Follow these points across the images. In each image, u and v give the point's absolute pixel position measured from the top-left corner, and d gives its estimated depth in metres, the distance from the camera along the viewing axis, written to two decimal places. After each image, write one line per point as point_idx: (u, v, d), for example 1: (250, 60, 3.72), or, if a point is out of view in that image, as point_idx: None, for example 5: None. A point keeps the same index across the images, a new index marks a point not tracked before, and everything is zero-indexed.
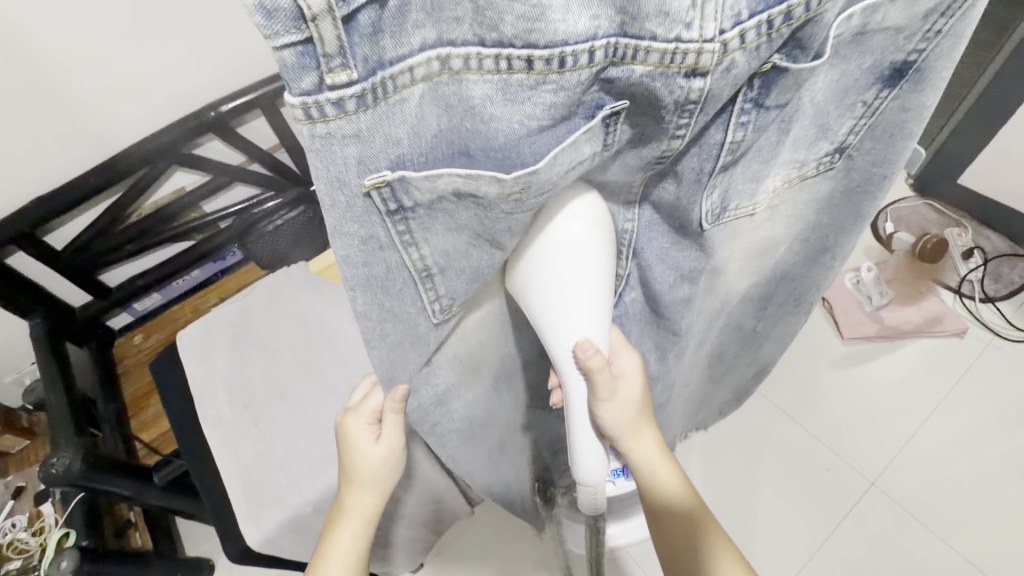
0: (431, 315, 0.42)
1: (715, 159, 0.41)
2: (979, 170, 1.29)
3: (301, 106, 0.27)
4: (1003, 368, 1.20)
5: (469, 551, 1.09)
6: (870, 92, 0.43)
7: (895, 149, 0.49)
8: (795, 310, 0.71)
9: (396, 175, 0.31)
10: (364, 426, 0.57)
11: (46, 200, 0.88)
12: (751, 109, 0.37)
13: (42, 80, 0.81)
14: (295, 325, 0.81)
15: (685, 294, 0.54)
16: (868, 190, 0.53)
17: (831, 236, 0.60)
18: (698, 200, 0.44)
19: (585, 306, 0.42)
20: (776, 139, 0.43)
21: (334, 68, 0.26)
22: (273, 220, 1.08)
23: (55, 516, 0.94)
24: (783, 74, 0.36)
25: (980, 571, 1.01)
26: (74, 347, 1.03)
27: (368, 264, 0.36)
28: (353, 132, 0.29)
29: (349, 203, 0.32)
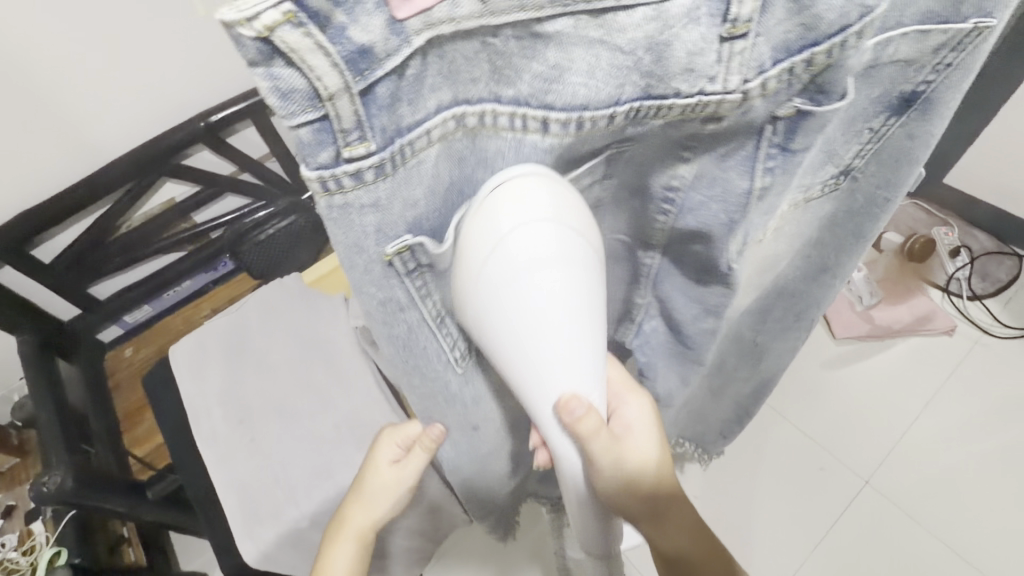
0: (452, 365, 0.45)
1: (744, 206, 0.39)
2: (967, 169, 1.30)
3: (319, 180, 0.27)
4: (991, 365, 1.22)
5: (467, 558, 1.09)
6: (877, 119, 0.43)
7: (902, 173, 0.50)
8: (795, 327, 0.69)
9: (416, 238, 0.32)
10: (390, 445, 0.57)
11: (33, 214, 0.87)
12: (777, 153, 0.37)
13: (26, 92, 0.80)
14: (290, 337, 0.79)
15: (709, 328, 0.53)
16: (873, 214, 0.54)
17: (833, 257, 0.60)
18: (727, 252, 0.43)
19: (558, 339, 0.35)
20: (793, 176, 0.41)
21: (352, 141, 0.25)
22: (264, 228, 1.06)
23: (46, 534, 0.91)
24: (808, 118, 0.35)
25: (970, 565, 1.03)
26: (64, 362, 1.01)
27: (390, 324, 0.37)
28: (372, 201, 0.29)
29: (367, 267, 0.32)
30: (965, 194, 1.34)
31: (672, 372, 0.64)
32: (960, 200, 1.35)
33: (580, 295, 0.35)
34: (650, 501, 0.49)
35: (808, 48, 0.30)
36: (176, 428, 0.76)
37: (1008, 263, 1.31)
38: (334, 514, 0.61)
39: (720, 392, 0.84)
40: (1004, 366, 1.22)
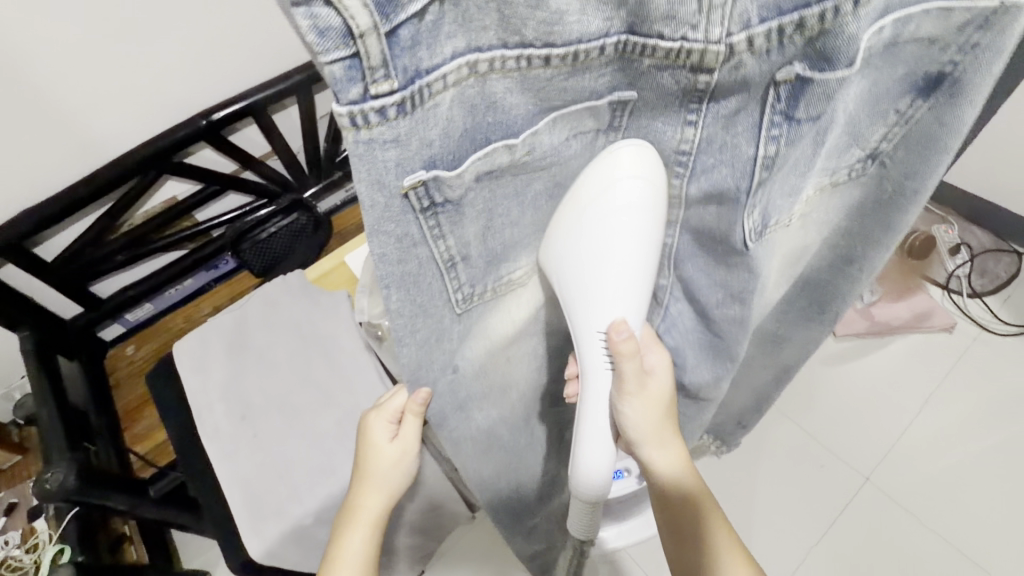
0: (455, 304, 0.43)
1: (750, 177, 0.40)
2: (966, 167, 1.30)
3: (348, 116, 0.28)
4: (991, 362, 1.23)
5: (468, 555, 1.09)
6: (904, 100, 0.44)
7: (931, 161, 0.48)
8: (819, 317, 0.70)
9: (431, 175, 0.33)
10: (384, 422, 0.57)
11: (35, 212, 0.87)
12: (782, 122, 0.37)
13: (28, 88, 0.80)
14: (293, 335, 0.79)
15: (733, 315, 0.52)
16: (902, 200, 0.52)
17: (861, 246, 0.59)
18: (739, 221, 0.43)
19: (630, 276, 0.44)
20: (811, 152, 0.42)
21: (378, 79, 0.27)
22: (267, 227, 1.09)
23: (49, 532, 0.91)
24: (809, 85, 0.35)
25: (971, 561, 1.03)
26: (65, 360, 1.01)
27: (403, 261, 0.37)
28: (393, 137, 0.30)
29: (387, 204, 0.33)
30: (965, 191, 1.35)
31: (704, 368, 0.61)
32: (959, 197, 1.36)
33: (645, 246, 0.43)
34: (658, 438, 0.54)
35: (799, 9, 0.31)
36: (180, 425, 0.76)
37: (1006, 259, 1.31)
38: (341, 506, 0.62)
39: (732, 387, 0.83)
40: (1004, 362, 1.22)
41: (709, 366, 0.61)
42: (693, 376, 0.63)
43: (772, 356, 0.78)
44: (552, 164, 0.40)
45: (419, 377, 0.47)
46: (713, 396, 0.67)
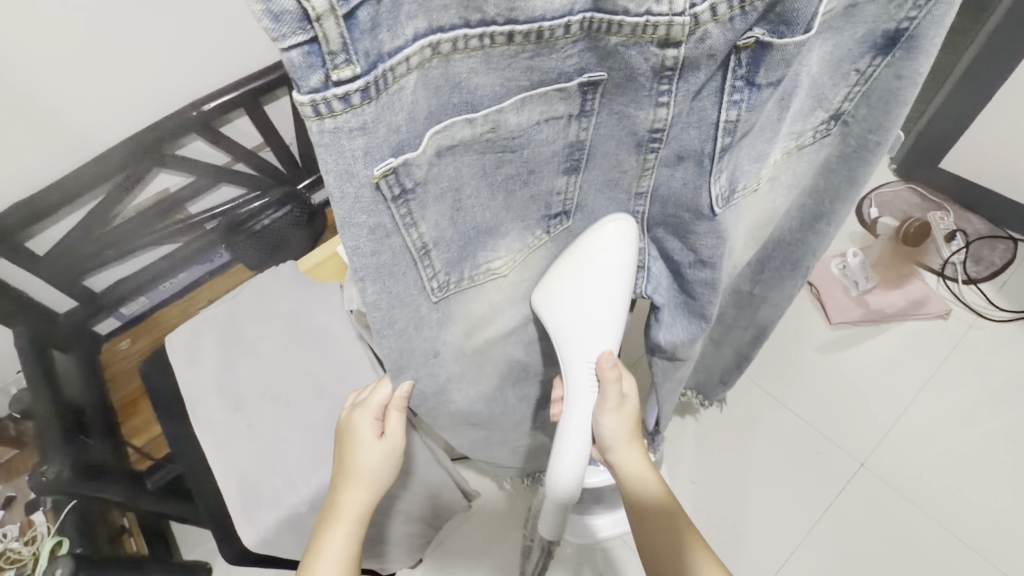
0: (431, 293, 0.44)
1: (714, 140, 0.41)
2: (962, 153, 1.30)
3: (311, 104, 0.27)
4: (987, 347, 1.23)
5: (466, 544, 1.10)
6: (864, 59, 0.44)
7: (891, 116, 0.49)
8: (791, 275, 0.68)
9: (400, 160, 0.33)
10: (369, 420, 0.58)
11: (26, 205, 0.87)
12: (743, 87, 0.38)
13: (14, 81, 0.79)
14: (285, 327, 0.79)
15: (705, 278, 0.53)
16: (864, 157, 0.53)
17: (826, 204, 0.59)
18: (706, 185, 0.44)
19: (608, 324, 0.54)
20: (776, 115, 0.44)
21: (339, 64, 0.27)
22: (260, 219, 1.08)
23: (48, 524, 0.92)
24: (769, 50, 0.37)
25: (966, 545, 1.04)
26: (60, 354, 1.01)
27: (376, 253, 0.37)
28: (359, 124, 0.30)
29: (357, 194, 0.33)
30: (960, 177, 1.34)
31: (678, 328, 0.60)
32: (956, 183, 1.35)
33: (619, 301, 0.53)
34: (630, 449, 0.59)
35: None
36: (173, 416, 0.77)
37: (1001, 247, 1.32)
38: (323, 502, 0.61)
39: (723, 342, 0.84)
40: (999, 348, 1.23)
41: (684, 330, 0.60)
42: (666, 339, 0.61)
43: (749, 313, 0.76)
44: (522, 142, 0.38)
45: (401, 364, 0.48)
46: (688, 355, 0.65)
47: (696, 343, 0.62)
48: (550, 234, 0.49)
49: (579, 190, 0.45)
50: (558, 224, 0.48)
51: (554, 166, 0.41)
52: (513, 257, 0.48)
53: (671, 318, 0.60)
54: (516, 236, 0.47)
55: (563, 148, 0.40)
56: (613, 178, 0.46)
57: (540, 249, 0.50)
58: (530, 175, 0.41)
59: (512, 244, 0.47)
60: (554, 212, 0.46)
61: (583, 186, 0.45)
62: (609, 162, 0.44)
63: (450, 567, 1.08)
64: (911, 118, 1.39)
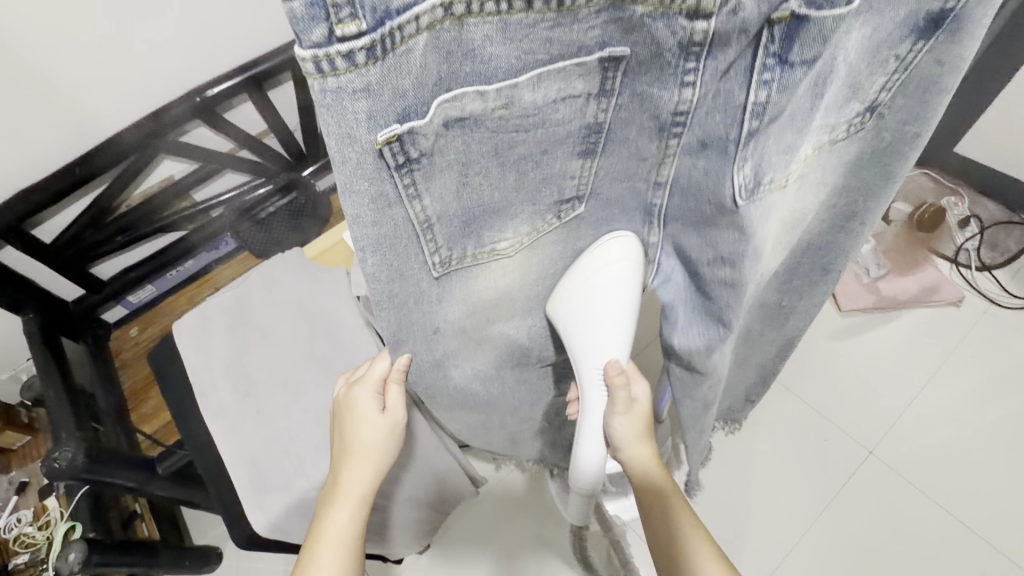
0: (431, 267, 0.43)
1: (742, 126, 0.38)
2: (979, 136, 1.28)
3: (313, 61, 0.27)
4: (999, 334, 1.22)
5: (472, 531, 1.10)
6: (904, 44, 0.42)
7: (927, 106, 0.48)
8: (823, 281, 0.67)
9: (405, 127, 0.32)
10: (369, 393, 0.58)
11: (36, 190, 0.86)
12: (774, 65, 0.36)
13: (21, 65, 0.78)
14: (294, 312, 0.78)
15: (725, 278, 0.49)
16: (900, 151, 0.52)
17: (858, 202, 0.57)
18: (729, 174, 0.41)
19: (613, 336, 0.53)
20: (809, 102, 0.41)
21: (343, 19, 0.26)
22: (266, 206, 1.09)
23: (59, 510, 0.95)
24: (805, 23, 0.34)
25: (975, 534, 1.04)
26: (69, 342, 1.01)
27: (377, 224, 0.36)
28: (363, 85, 0.29)
29: (359, 160, 0.32)
30: (975, 161, 1.32)
31: (694, 332, 0.57)
32: (972, 168, 1.33)
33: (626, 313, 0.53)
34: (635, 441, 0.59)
35: None
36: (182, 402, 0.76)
37: (1017, 233, 1.29)
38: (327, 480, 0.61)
39: (749, 361, 0.82)
40: (1012, 335, 1.21)
41: (700, 333, 0.56)
42: (680, 342, 0.58)
43: (778, 328, 0.75)
44: (536, 122, 0.36)
45: (400, 338, 0.48)
46: (708, 368, 0.61)
47: (714, 352, 0.57)
48: (561, 220, 0.47)
49: (592, 179, 0.44)
50: (570, 210, 0.46)
51: (569, 148, 0.40)
52: (520, 241, 0.46)
53: (687, 321, 0.57)
54: (526, 219, 0.45)
55: (580, 129, 0.39)
56: (631, 168, 0.45)
57: (549, 235, 0.48)
58: (544, 155, 0.39)
59: (521, 226, 0.45)
60: (566, 196, 0.44)
61: (600, 170, 0.44)
62: (628, 149, 0.43)
63: (456, 554, 1.09)
64: None
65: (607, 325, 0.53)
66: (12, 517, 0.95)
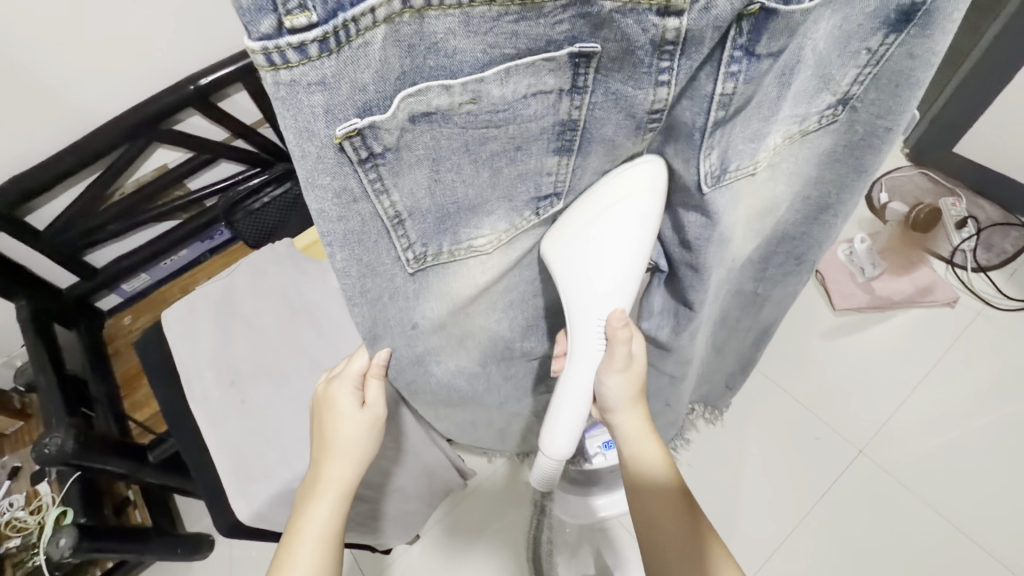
0: (405, 263, 0.42)
1: (708, 114, 0.40)
2: (977, 137, 1.27)
3: (262, 52, 0.27)
4: (994, 336, 1.22)
5: (461, 526, 1.11)
6: (875, 37, 0.42)
7: (901, 99, 0.46)
8: (796, 270, 0.66)
9: (366, 121, 0.31)
10: (349, 389, 0.58)
11: (26, 178, 0.86)
12: (742, 57, 0.36)
13: (13, 53, 0.78)
14: (282, 304, 0.79)
15: (688, 261, 0.52)
16: (872, 145, 0.51)
17: (832, 195, 0.57)
18: (695, 161, 0.43)
19: (622, 279, 0.48)
20: (776, 92, 0.42)
21: (292, 10, 0.26)
22: (260, 196, 1.06)
23: (52, 494, 0.96)
24: (773, 18, 0.35)
25: (964, 535, 1.04)
26: (61, 329, 1.02)
27: (343, 219, 0.36)
28: (318, 79, 0.29)
29: (319, 153, 0.32)
30: (973, 162, 1.31)
31: (664, 315, 0.61)
32: (970, 168, 1.32)
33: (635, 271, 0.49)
34: (633, 406, 0.59)
35: None
36: None
37: (1014, 234, 1.28)
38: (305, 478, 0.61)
39: (726, 346, 0.83)
40: (1006, 337, 1.21)
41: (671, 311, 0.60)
42: (651, 328, 0.63)
43: (752, 314, 0.75)
44: (506, 116, 0.35)
45: (377, 333, 0.48)
46: (678, 346, 0.65)
47: (685, 333, 0.62)
48: (539, 217, 0.46)
49: (571, 176, 0.43)
50: (548, 207, 0.45)
51: (543, 145, 0.39)
52: (498, 238, 0.46)
53: (660, 309, 0.61)
54: (502, 217, 0.44)
55: (553, 126, 0.38)
56: (606, 164, 0.44)
57: (527, 229, 0.47)
58: (518, 151, 0.39)
59: (497, 223, 0.45)
60: (543, 193, 0.44)
61: (575, 170, 0.43)
62: (605, 149, 0.42)
63: (446, 548, 1.09)
64: (928, 98, 1.34)
65: (614, 262, 0.47)
66: (4, 501, 0.96)
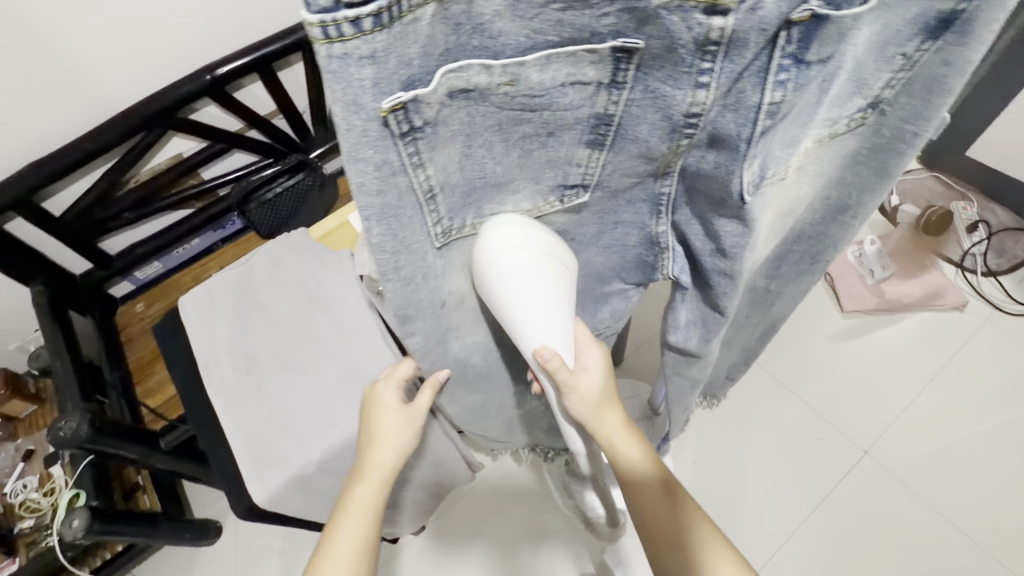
0: (433, 237, 0.43)
1: (754, 124, 0.39)
2: (989, 141, 1.27)
3: (320, 25, 0.27)
4: (1001, 340, 1.22)
5: (465, 514, 1.13)
6: (911, 43, 0.42)
7: (933, 107, 0.46)
8: (809, 270, 0.66)
9: (410, 95, 0.32)
10: (393, 390, 0.63)
11: (45, 164, 0.87)
12: (790, 65, 0.36)
13: (36, 39, 0.79)
14: (298, 294, 0.78)
15: (723, 268, 0.52)
16: (897, 150, 0.50)
17: (853, 197, 0.56)
18: (738, 170, 0.42)
19: (541, 317, 0.48)
20: (816, 99, 0.42)
21: None
22: (273, 185, 1.09)
23: (65, 478, 0.97)
24: (823, 23, 0.35)
25: (967, 537, 1.04)
26: (77, 315, 1.03)
27: (381, 192, 0.37)
28: (369, 53, 0.29)
29: (364, 128, 0.32)
30: (986, 167, 1.31)
31: (692, 330, 0.62)
32: (982, 173, 1.32)
33: (554, 290, 0.47)
34: (602, 411, 0.56)
35: None
36: (186, 380, 0.77)
37: None
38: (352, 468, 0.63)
39: (734, 339, 0.82)
40: (1014, 341, 1.21)
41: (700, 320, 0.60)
42: (680, 340, 0.64)
43: (762, 311, 0.75)
44: (543, 103, 0.36)
45: (409, 313, 0.49)
46: (703, 353, 0.65)
47: (712, 341, 0.62)
48: (563, 204, 0.47)
49: (600, 171, 0.44)
50: (574, 196, 0.46)
51: (576, 135, 0.40)
52: (519, 217, 0.47)
53: (686, 321, 0.62)
54: (528, 198, 0.45)
55: (588, 117, 0.39)
56: (636, 167, 0.45)
57: (551, 214, 0.48)
58: (550, 137, 0.40)
59: (521, 202, 0.46)
60: (570, 182, 0.45)
61: (606, 165, 0.44)
62: (637, 149, 0.42)
63: (450, 534, 1.11)
64: None
65: (534, 310, 0.47)
66: (18, 482, 0.98)
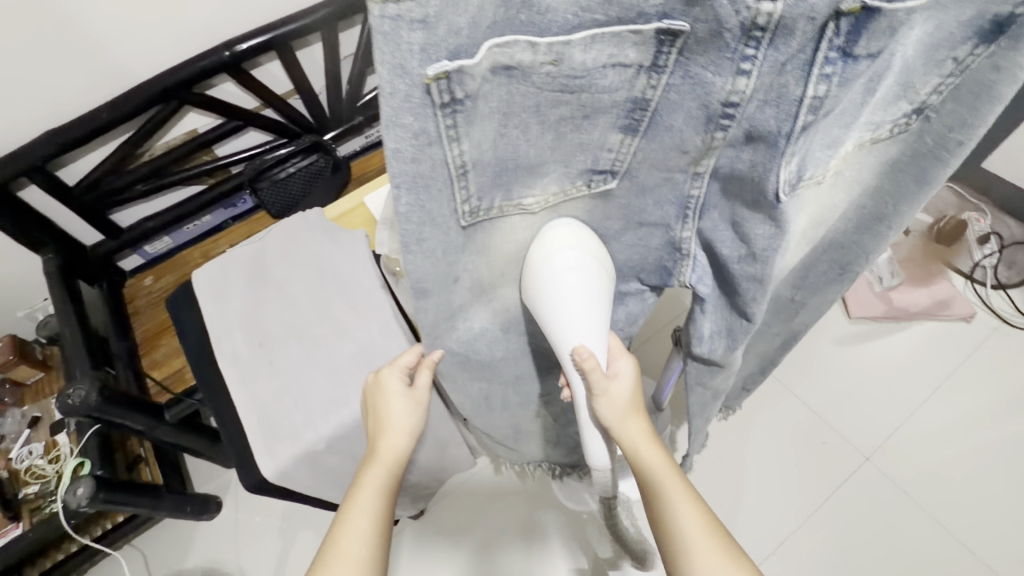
0: (460, 216, 0.43)
1: (795, 120, 0.38)
2: (1006, 153, 1.25)
3: None
4: (1009, 354, 1.21)
5: (463, 492, 1.15)
6: (963, 46, 0.41)
7: (979, 111, 0.46)
8: (837, 280, 0.66)
9: (455, 65, 0.32)
10: (398, 373, 0.64)
11: (61, 132, 0.86)
12: (837, 58, 0.35)
13: (57, 6, 0.79)
14: (311, 271, 0.79)
15: (752, 273, 0.50)
16: (939, 158, 0.50)
17: (888, 205, 0.56)
18: (775, 168, 0.41)
19: (583, 317, 0.52)
20: (861, 99, 0.41)
21: None
22: (285, 166, 1.07)
23: (70, 446, 0.98)
24: (875, 16, 0.34)
25: (966, 550, 1.04)
26: (86, 286, 1.03)
27: (416, 161, 0.37)
28: (421, 17, 0.29)
29: (407, 93, 0.32)
30: (1000, 178, 1.30)
31: (717, 341, 0.61)
32: (997, 185, 1.31)
33: (594, 289, 0.52)
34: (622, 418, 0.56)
35: None
36: (196, 354, 0.77)
37: None
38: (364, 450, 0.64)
39: (753, 350, 0.82)
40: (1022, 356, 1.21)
41: (726, 326, 0.59)
42: (704, 349, 0.62)
43: (785, 321, 0.75)
44: (582, 85, 0.36)
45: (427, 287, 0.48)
46: (727, 362, 0.64)
47: (736, 351, 0.61)
48: (590, 189, 0.47)
49: (631, 157, 0.44)
50: (602, 183, 0.46)
51: (612, 119, 0.40)
52: (546, 200, 0.47)
53: (711, 333, 0.61)
54: (556, 180, 0.45)
55: (626, 101, 0.39)
56: (670, 159, 0.45)
57: (575, 200, 0.49)
58: (585, 120, 0.40)
59: (549, 185, 0.46)
60: (600, 167, 0.45)
61: (637, 153, 0.44)
62: (671, 139, 0.42)
63: (445, 510, 1.14)
64: None
65: (576, 309, 0.51)
66: (23, 449, 0.98)
